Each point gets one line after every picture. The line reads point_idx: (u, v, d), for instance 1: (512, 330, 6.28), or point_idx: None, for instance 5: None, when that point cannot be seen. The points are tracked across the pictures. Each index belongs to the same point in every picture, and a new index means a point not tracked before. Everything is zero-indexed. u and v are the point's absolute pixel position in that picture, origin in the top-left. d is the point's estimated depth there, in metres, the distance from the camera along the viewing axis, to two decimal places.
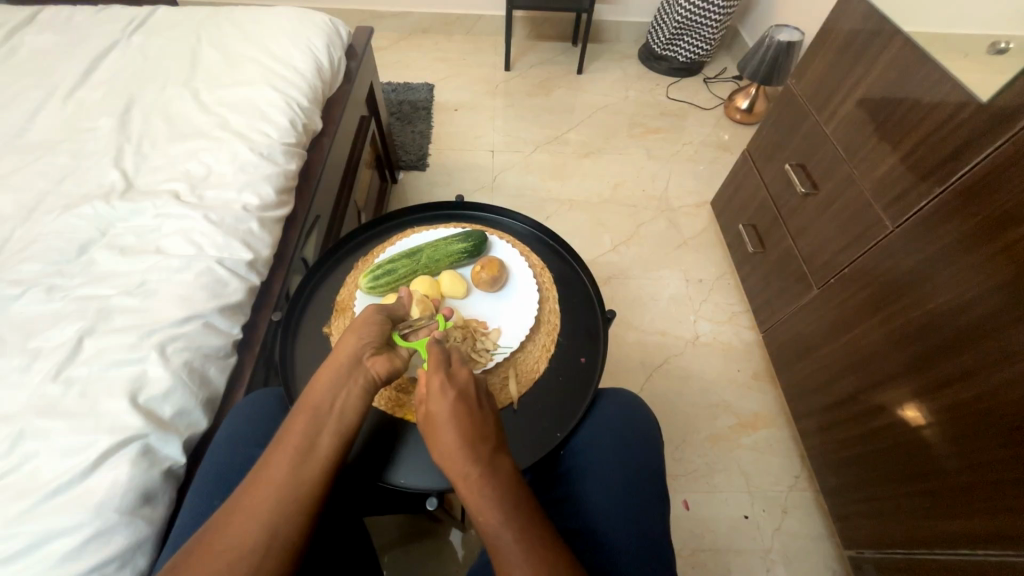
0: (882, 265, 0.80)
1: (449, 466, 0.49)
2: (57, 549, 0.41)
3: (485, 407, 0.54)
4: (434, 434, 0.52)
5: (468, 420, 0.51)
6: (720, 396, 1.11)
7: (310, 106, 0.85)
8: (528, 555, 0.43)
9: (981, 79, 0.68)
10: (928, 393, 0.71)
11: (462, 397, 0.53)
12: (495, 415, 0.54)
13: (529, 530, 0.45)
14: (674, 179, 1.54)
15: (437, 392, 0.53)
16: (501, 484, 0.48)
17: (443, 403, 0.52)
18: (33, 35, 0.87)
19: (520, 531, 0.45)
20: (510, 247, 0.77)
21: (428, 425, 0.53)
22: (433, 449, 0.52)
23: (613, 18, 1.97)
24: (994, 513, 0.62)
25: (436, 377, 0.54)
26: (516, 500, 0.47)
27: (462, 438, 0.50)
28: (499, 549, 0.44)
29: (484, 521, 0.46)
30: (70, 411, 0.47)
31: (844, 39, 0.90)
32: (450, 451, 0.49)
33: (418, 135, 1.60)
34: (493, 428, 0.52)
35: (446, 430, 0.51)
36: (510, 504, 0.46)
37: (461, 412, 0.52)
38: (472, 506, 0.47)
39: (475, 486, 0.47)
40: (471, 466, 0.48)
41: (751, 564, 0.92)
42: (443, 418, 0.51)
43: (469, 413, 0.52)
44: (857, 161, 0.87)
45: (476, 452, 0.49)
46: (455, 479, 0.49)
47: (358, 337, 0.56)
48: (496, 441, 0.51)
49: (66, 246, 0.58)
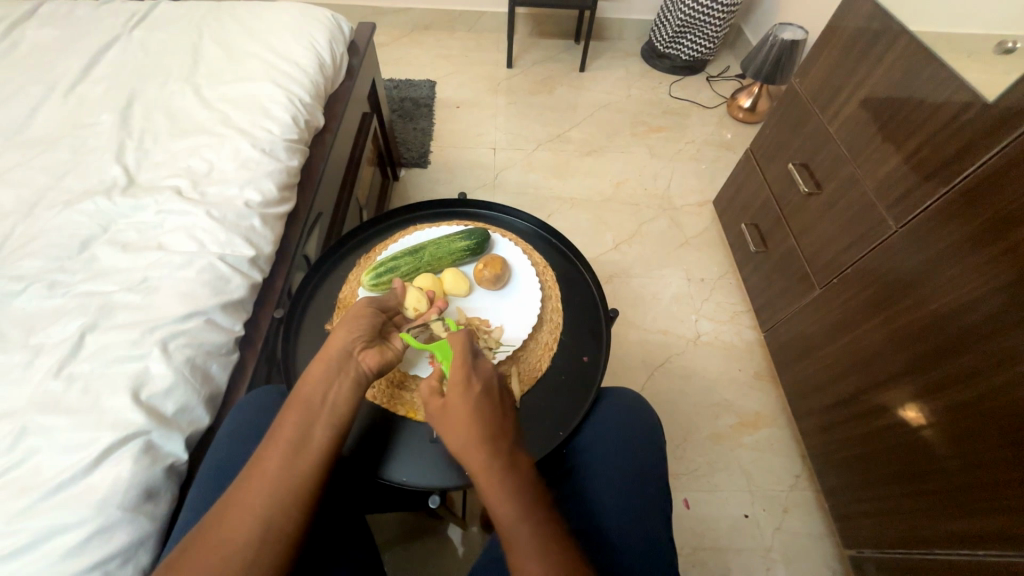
0: (885, 265, 0.80)
1: (469, 457, 0.49)
2: (58, 547, 0.41)
3: (507, 401, 0.55)
4: (451, 423, 0.51)
5: (491, 413, 0.52)
6: (721, 396, 1.11)
7: (313, 102, 0.85)
8: (545, 547, 0.44)
9: (987, 79, 0.68)
10: (928, 394, 0.71)
11: (488, 389, 0.54)
12: (513, 409, 0.55)
13: (544, 522, 0.46)
14: (677, 178, 1.54)
15: (461, 383, 0.53)
16: (519, 477, 0.49)
17: (468, 394, 0.52)
18: (34, 29, 0.86)
19: (537, 524, 0.46)
20: (513, 245, 0.77)
21: (445, 414, 0.52)
22: (447, 439, 0.51)
23: (616, 15, 1.96)
24: (995, 514, 0.62)
25: (462, 368, 0.54)
26: (531, 495, 0.48)
27: (486, 431, 0.50)
28: (517, 542, 0.45)
29: (502, 514, 0.47)
30: (72, 407, 0.47)
31: (848, 37, 0.90)
32: (472, 442, 0.49)
33: (421, 132, 1.60)
34: (511, 422, 0.53)
35: (470, 420, 0.50)
36: (526, 498, 0.48)
37: (486, 404, 0.52)
38: (489, 499, 0.48)
39: (495, 478, 0.48)
40: (494, 460, 0.49)
41: (751, 563, 0.92)
42: (465, 409, 0.51)
43: (493, 406, 0.53)
44: (861, 160, 0.87)
45: (499, 445, 0.50)
46: (474, 470, 0.49)
47: (348, 328, 0.56)
48: (514, 435, 0.52)
49: (67, 242, 0.58)
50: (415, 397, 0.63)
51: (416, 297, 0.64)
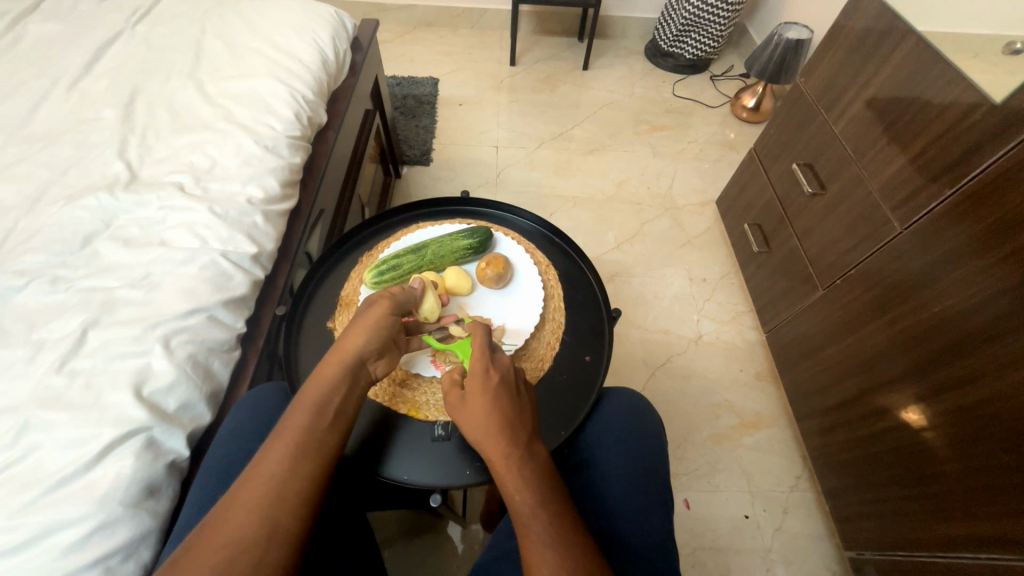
0: (890, 267, 0.79)
1: (486, 446, 0.50)
2: (60, 543, 0.41)
3: (525, 394, 0.55)
4: (469, 412, 0.52)
5: (510, 405, 0.52)
6: (722, 396, 1.11)
7: (315, 99, 0.84)
8: (562, 536, 0.44)
9: (995, 80, 0.67)
10: (931, 396, 0.71)
11: (506, 380, 0.54)
12: (532, 401, 0.55)
13: (559, 512, 0.46)
14: (679, 177, 1.54)
15: (481, 373, 0.54)
16: (535, 468, 0.49)
17: (487, 384, 0.53)
18: (36, 24, 0.86)
19: (553, 514, 0.46)
20: (515, 244, 0.77)
21: (465, 403, 0.53)
22: (466, 428, 0.52)
23: (620, 13, 1.96)
24: (996, 518, 0.62)
25: (481, 359, 0.55)
26: (547, 485, 0.48)
27: (504, 420, 0.51)
28: (532, 532, 0.45)
29: (518, 502, 0.47)
30: (73, 403, 0.47)
31: (855, 37, 0.89)
32: (490, 432, 0.50)
33: (423, 129, 1.59)
34: (529, 413, 0.53)
35: (488, 410, 0.51)
36: (542, 488, 0.48)
37: (504, 395, 0.53)
38: (506, 488, 0.48)
39: (512, 467, 0.48)
40: (512, 449, 0.49)
41: (751, 563, 0.92)
42: (484, 401, 0.52)
43: (511, 397, 0.53)
44: (866, 161, 0.87)
45: (517, 435, 0.50)
46: (491, 458, 0.49)
47: (364, 335, 0.55)
48: (532, 425, 0.52)
49: (69, 237, 0.58)
50: (417, 396, 0.63)
51: (433, 303, 0.64)
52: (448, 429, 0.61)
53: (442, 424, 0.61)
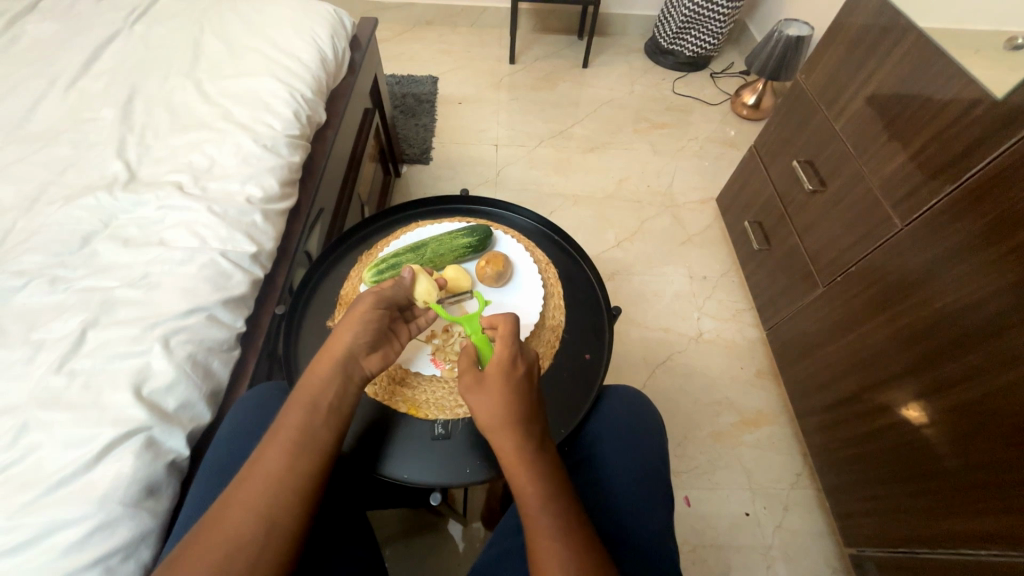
0: (891, 263, 0.79)
1: (500, 435, 0.50)
2: (58, 542, 0.41)
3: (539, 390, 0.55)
4: (488, 399, 0.51)
5: (528, 398, 0.52)
6: (723, 394, 1.11)
7: (314, 98, 0.84)
8: (569, 532, 0.44)
9: (995, 75, 0.67)
10: (929, 394, 0.71)
11: (528, 372, 0.54)
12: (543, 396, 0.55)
13: (566, 509, 0.46)
14: (679, 175, 1.53)
15: (500, 360, 0.53)
16: (545, 463, 0.49)
17: (509, 374, 0.52)
18: (34, 24, 0.86)
19: (561, 511, 0.46)
20: (515, 242, 0.76)
21: (483, 389, 0.52)
22: (480, 413, 0.51)
23: (620, 10, 1.95)
24: (995, 514, 0.62)
25: (508, 347, 0.54)
26: (556, 482, 0.48)
27: (519, 411, 0.50)
28: (540, 528, 0.45)
29: (529, 495, 0.47)
30: (72, 403, 0.47)
31: (856, 33, 0.89)
32: (504, 422, 0.50)
33: (422, 128, 1.59)
34: (541, 407, 0.53)
35: (509, 399, 0.51)
36: (553, 484, 0.48)
37: (524, 386, 0.53)
38: (517, 480, 0.48)
39: (526, 459, 0.48)
40: (522, 439, 0.49)
41: (750, 561, 0.92)
42: (505, 389, 0.51)
43: (529, 389, 0.53)
44: (866, 158, 0.87)
45: (532, 427, 0.50)
46: (505, 448, 0.49)
47: (354, 332, 0.55)
48: (544, 419, 0.52)
49: (68, 237, 0.58)
50: (416, 393, 0.63)
51: (427, 287, 0.63)
52: (447, 428, 0.61)
53: (441, 423, 0.61)
